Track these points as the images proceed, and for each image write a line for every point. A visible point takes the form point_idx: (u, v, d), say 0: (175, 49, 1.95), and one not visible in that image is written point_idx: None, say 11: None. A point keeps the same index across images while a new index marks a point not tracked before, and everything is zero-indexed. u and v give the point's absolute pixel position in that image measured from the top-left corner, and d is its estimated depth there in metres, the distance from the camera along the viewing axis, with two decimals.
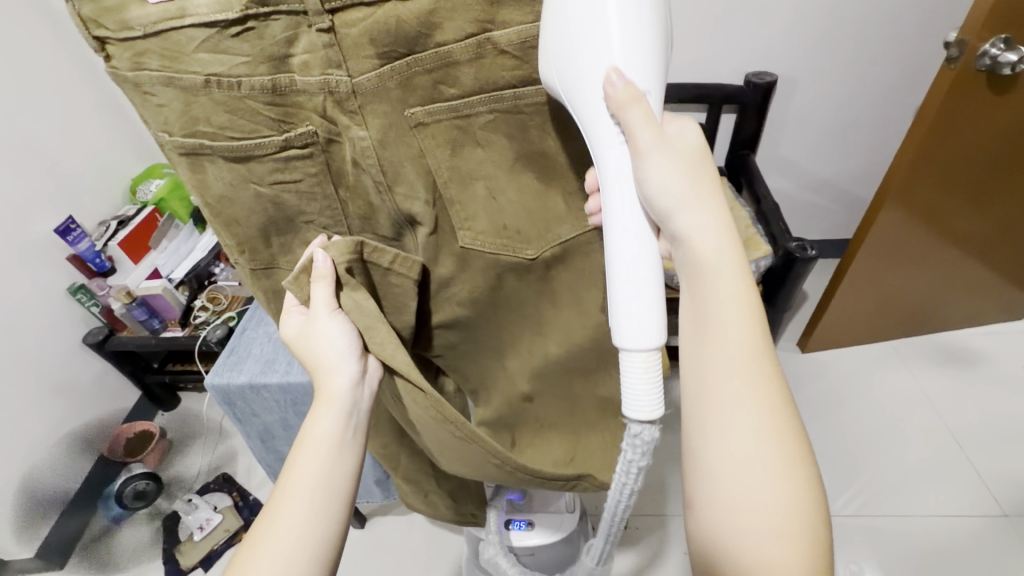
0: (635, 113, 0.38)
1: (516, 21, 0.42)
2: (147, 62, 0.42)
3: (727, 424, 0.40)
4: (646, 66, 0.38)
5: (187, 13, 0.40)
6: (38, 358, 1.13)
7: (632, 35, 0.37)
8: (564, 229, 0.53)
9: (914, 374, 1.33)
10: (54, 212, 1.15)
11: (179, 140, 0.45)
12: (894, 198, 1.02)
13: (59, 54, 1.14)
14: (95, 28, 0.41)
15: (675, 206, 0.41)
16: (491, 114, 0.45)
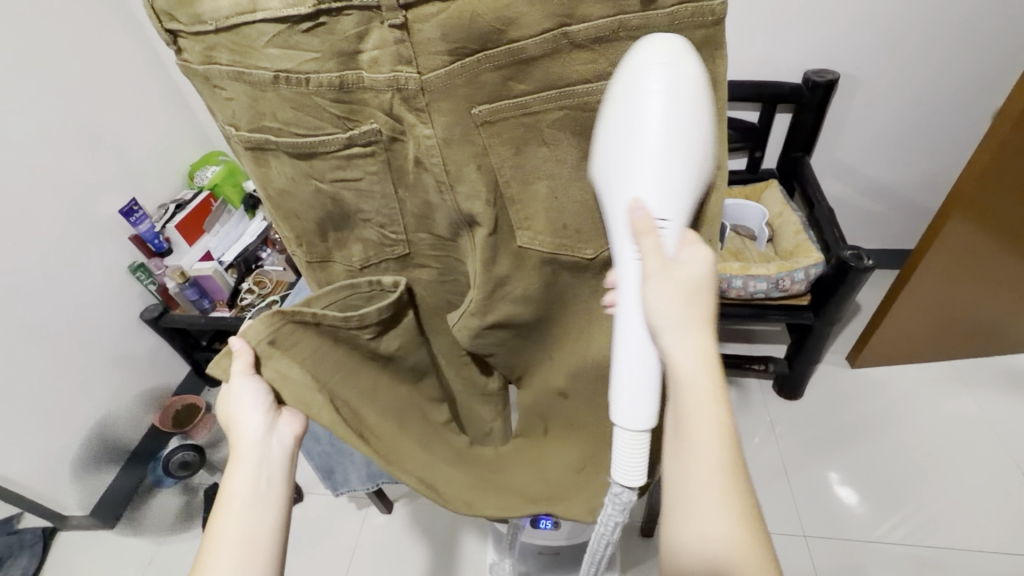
0: (651, 239, 0.42)
1: (595, 15, 0.40)
2: (217, 56, 0.46)
3: (684, 477, 0.44)
4: (670, 190, 0.41)
5: (258, 7, 0.42)
6: (101, 329, 1.20)
7: (666, 162, 0.40)
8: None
9: (977, 397, 1.23)
10: (120, 194, 1.22)
11: (246, 134, 0.51)
12: (961, 211, 0.95)
13: (130, 45, 1.21)
14: (167, 20, 0.46)
15: (675, 321, 0.42)
16: (560, 111, 0.45)
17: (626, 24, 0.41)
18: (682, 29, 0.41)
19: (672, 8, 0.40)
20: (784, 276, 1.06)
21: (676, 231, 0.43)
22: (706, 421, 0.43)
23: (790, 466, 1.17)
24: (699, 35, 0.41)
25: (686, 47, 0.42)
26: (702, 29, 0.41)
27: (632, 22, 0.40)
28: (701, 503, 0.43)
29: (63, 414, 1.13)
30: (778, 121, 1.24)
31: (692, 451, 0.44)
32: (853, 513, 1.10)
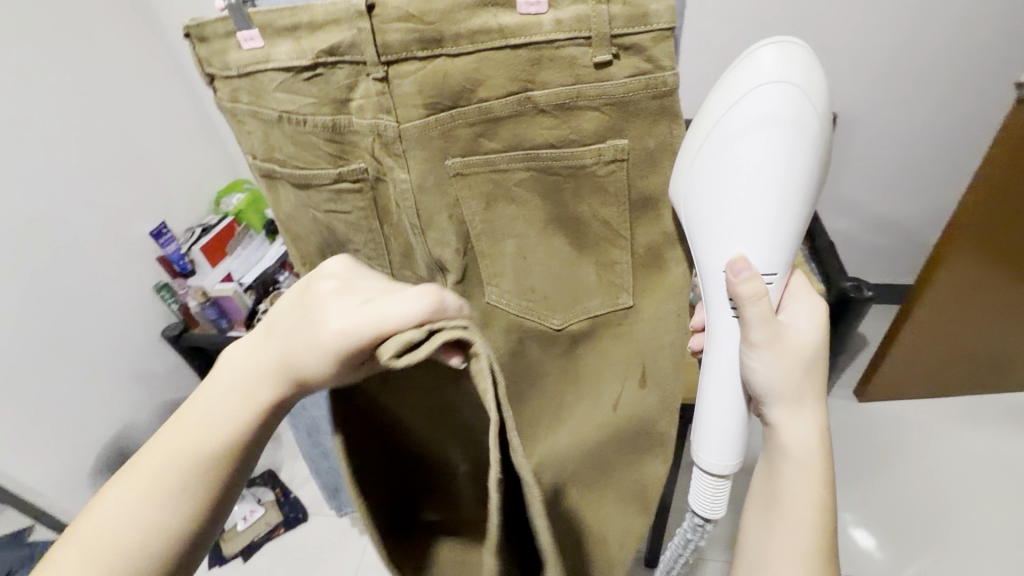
0: (752, 279, 0.47)
1: (554, 82, 0.48)
2: (241, 97, 0.57)
3: (773, 538, 0.48)
4: (775, 236, 0.47)
5: (271, 59, 0.52)
6: (125, 345, 1.26)
7: (775, 202, 0.45)
8: (595, 303, 0.59)
9: (989, 435, 1.21)
10: (152, 218, 1.30)
11: (261, 161, 0.60)
12: (959, 241, 0.98)
13: (171, 85, 1.32)
14: (211, 67, 0.57)
15: (785, 381, 0.48)
16: (526, 170, 0.52)
17: (584, 90, 0.47)
18: (636, 99, 0.48)
19: (625, 80, 0.47)
20: None
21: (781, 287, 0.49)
22: (805, 486, 0.48)
23: None
24: (650, 106, 0.48)
25: (637, 116, 0.48)
26: (652, 97, 0.47)
27: (589, 90, 0.47)
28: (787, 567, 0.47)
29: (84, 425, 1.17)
30: None
31: (783, 512, 0.48)
32: (865, 552, 1.07)
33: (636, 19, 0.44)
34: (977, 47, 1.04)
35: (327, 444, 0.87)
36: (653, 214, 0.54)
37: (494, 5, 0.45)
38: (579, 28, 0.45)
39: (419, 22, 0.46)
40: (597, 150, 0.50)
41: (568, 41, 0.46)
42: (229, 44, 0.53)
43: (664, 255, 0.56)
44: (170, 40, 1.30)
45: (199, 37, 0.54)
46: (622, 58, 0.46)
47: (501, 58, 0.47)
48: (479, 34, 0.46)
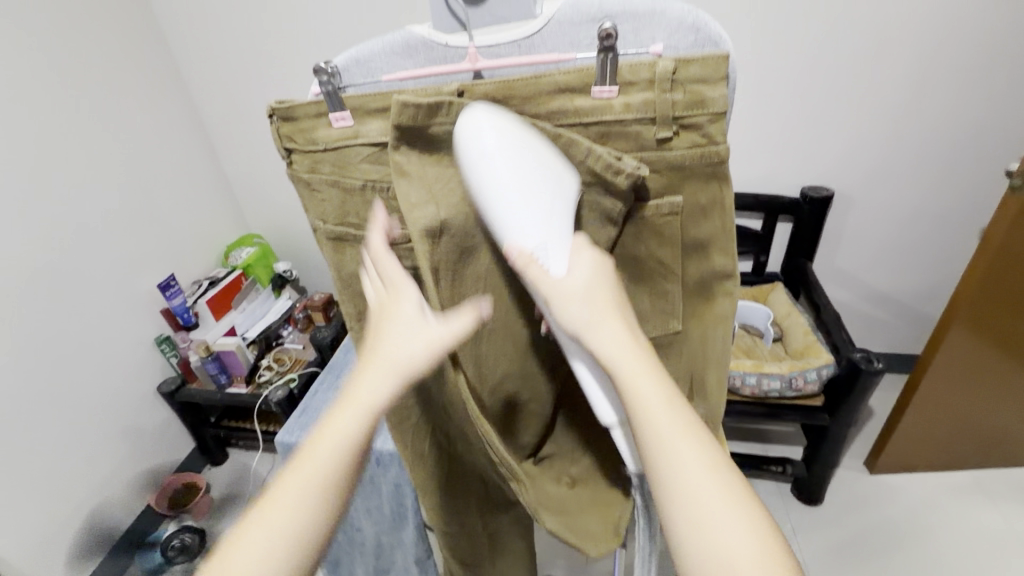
0: (536, 274, 0.37)
1: (623, 152, 0.39)
2: (321, 168, 0.45)
3: (668, 479, 0.35)
4: (540, 214, 0.36)
5: (360, 134, 0.42)
6: (118, 401, 1.21)
7: (531, 191, 0.36)
8: (647, 328, 0.45)
9: (1003, 511, 1.19)
10: (160, 270, 1.29)
11: (331, 228, 0.46)
12: (961, 320, 1.00)
13: (195, 146, 1.36)
14: (286, 141, 0.45)
15: (585, 318, 0.38)
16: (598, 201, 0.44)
17: (646, 158, 0.39)
18: (692, 168, 0.39)
19: (683, 151, 0.39)
20: (797, 375, 1.08)
21: (562, 250, 0.38)
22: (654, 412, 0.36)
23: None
24: (709, 172, 0.39)
25: (695, 180, 0.40)
26: (710, 167, 0.39)
27: (652, 158, 0.39)
28: (703, 510, 0.34)
29: (66, 487, 1.10)
30: (780, 230, 1.33)
31: (662, 464, 0.35)
32: None
33: (694, 103, 0.37)
34: (970, 134, 1.10)
35: None
36: (705, 258, 0.43)
37: (571, 89, 0.37)
38: (644, 108, 0.37)
39: (503, 103, 0.38)
40: (655, 205, 0.40)
41: (635, 119, 0.38)
42: (318, 117, 0.43)
43: (713, 290, 0.44)
44: (196, 102, 1.34)
45: (284, 114, 0.44)
46: (682, 134, 0.38)
47: (574, 133, 0.39)
48: (555, 114, 0.38)
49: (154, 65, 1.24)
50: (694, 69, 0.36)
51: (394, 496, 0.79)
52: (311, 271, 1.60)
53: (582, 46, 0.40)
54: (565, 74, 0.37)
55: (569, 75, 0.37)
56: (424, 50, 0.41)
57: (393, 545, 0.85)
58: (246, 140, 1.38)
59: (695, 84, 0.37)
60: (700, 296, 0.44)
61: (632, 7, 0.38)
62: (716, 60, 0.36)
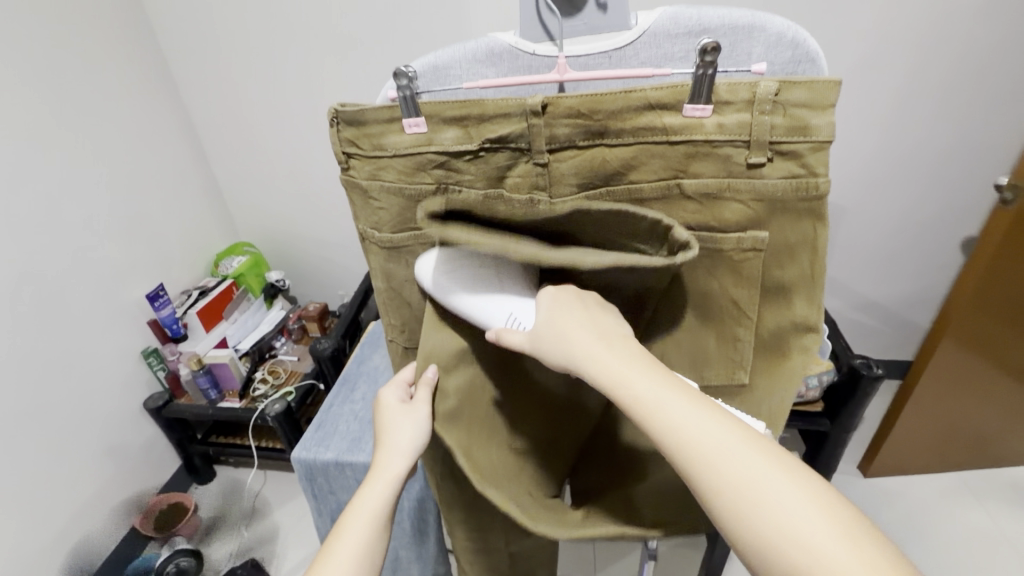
0: (510, 338, 0.42)
1: (708, 173, 0.40)
2: (384, 175, 0.44)
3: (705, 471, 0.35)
4: (506, 291, 0.44)
5: (434, 142, 0.42)
6: (102, 418, 1.14)
7: (492, 283, 0.44)
8: (709, 372, 0.46)
9: (991, 511, 1.23)
10: (147, 280, 1.23)
11: (388, 236, 0.46)
12: (954, 328, 1.03)
13: (185, 151, 1.31)
14: (347, 146, 0.44)
15: (566, 347, 0.41)
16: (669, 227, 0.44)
17: (733, 184, 0.40)
18: (783, 200, 0.39)
19: (776, 180, 0.39)
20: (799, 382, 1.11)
21: (528, 310, 0.44)
22: (641, 385, 0.38)
23: None
24: (802, 208, 0.39)
25: (789, 213, 0.40)
26: (804, 202, 0.39)
27: (739, 184, 0.39)
28: (714, 447, 0.36)
29: (44, 512, 1.03)
30: None
31: (695, 464, 0.36)
32: None
33: (795, 127, 0.37)
34: (959, 150, 1.15)
35: None
36: (787, 303, 0.43)
37: (661, 105, 0.38)
38: (738, 129, 0.38)
39: (588, 117, 0.40)
40: (737, 238, 0.41)
41: (727, 140, 0.38)
42: (389, 124, 0.42)
43: (789, 344, 0.44)
44: (186, 106, 1.29)
45: (350, 118, 0.43)
46: (775, 162, 0.38)
47: (659, 148, 0.40)
48: (642, 130, 0.39)
49: (142, 65, 1.18)
50: (799, 92, 0.36)
51: (415, 510, 0.76)
52: (305, 280, 1.56)
53: (675, 59, 0.42)
54: (655, 91, 0.38)
55: (661, 91, 0.38)
56: (509, 59, 0.43)
57: (411, 561, 0.82)
58: (240, 145, 1.33)
59: (797, 108, 0.37)
60: (775, 348, 0.45)
61: (732, 21, 0.39)
62: (822, 85, 0.36)
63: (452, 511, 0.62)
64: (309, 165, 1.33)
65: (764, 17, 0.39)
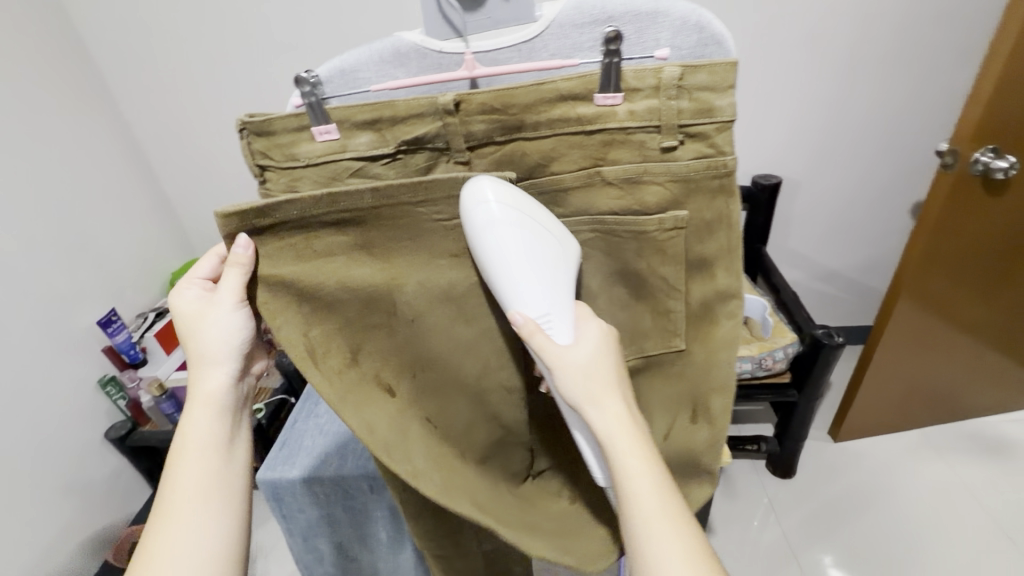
0: (541, 341, 0.40)
1: (625, 159, 0.40)
2: (302, 185, 0.41)
3: (642, 550, 0.37)
4: (556, 284, 0.41)
5: (349, 148, 0.40)
6: (60, 453, 1.09)
7: (549, 267, 0.41)
8: (648, 344, 0.46)
9: (953, 462, 1.28)
10: (99, 306, 1.18)
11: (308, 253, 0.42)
12: (907, 291, 1.06)
13: (128, 167, 1.25)
14: (260, 158, 0.41)
15: (590, 389, 0.40)
16: (590, 232, 0.44)
17: (650, 168, 0.40)
18: (697, 179, 0.40)
19: (689, 161, 0.40)
20: (767, 356, 1.12)
21: (566, 320, 0.41)
22: (638, 474, 0.38)
23: (795, 547, 1.16)
24: (715, 185, 0.41)
25: (702, 193, 0.41)
26: (716, 179, 0.41)
27: (656, 168, 0.40)
28: (670, 561, 0.37)
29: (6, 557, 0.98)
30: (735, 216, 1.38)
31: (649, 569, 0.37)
32: None
33: (702, 110, 0.38)
34: (904, 120, 1.18)
35: (325, 547, 0.77)
36: (710, 275, 0.44)
37: (573, 96, 0.38)
38: (649, 115, 0.38)
39: (502, 112, 0.39)
40: (659, 220, 0.42)
41: (640, 127, 0.39)
42: (299, 131, 0.40)
43: (717, 311, 0.45)
44: (125, 122, 1.23)
45: (259, 128, 0.40)
46: (688, 144, 0.40)
47: (576, 137, 0.40)
48: (558, 122, 0.39)
49: (75, 80, 1.12)
50: (701, 76, 0.37)
51: (390, 519, 0.75)
52: None
53: (584, 48, 0.41)
54: (565, 81, 0.38)
55: (571, 82, 0.38)
56: (417, 58, 0.42)
57: (391, 571, 0.81)
58: (188, 158, 1.28)
59: (701, 91, 0.38)
60: (704, 318, 0.46)
61: (635, 9, 0.39)
62: (723, 68, 0.37)
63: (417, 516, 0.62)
64: None
65: (668, 3, 0.39)
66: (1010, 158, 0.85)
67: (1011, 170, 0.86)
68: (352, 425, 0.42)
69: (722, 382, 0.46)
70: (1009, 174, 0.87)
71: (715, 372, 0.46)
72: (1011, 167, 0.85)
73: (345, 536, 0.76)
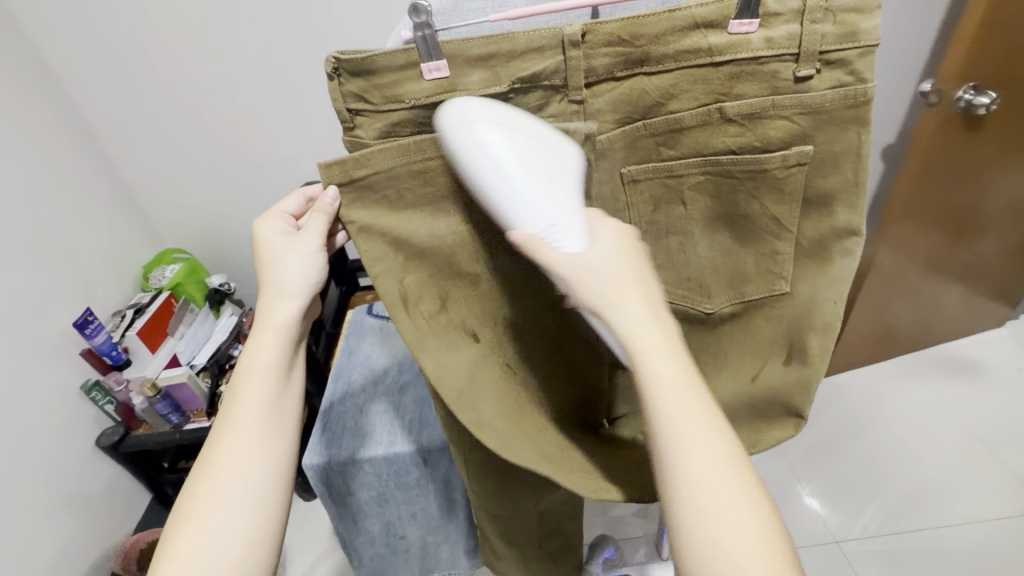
0: (546, 253, 0.38)
1: (749, 94, 0.42)
2: (400, 131, 0.42)
3: (673, 453, 0.36)
4: (562, 196, 0.39)
5: (458, 89, 0.40)
6: (51, 467, 1.01)
7: (549, 179, 0.39)
8: (750, 288, 0.48)
9: (927, 385, 1.40)
10: (72, 306, 1.08)
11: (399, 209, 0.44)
12: (892, 229, 1.12)
13: (83, 154, 1.13)
14: (354, 101, 0.41)
15: (608, 293, 0.38)
16: (702, 175, 0.45)
17: (777, 102, 0.41)
18: (830, 109, 0.41)
19: (825, 90, 0.41)
20: None
21: (575, 225, 0.39)
22: (668, 378, 0.37)
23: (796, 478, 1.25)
24: (850, 116, 0.41)
25: (834, 125, 0.42)
26: (851, 108, 0.41)
27: (784, 100, 0.41)
28: (700, 464, 0.35)
29: None
30: None
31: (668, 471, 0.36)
32: (862, 510, 1.18)
33: (846, 34, 0.39)
34: (883, 64, 1.23)
35: (375, 528, 0.76)
36: (828, 213, 0.45)
37: (706, 24, 0.39)
38: (787, 42, 0.40)
39: (630, 43, 0.40)
40: (782, 157, 0.43)
41: (773, 56, 0.40)
42: (405, 73, 0.39)
43: (831, 250, 0.46)
44: (74, 102, 1.11)
45: (356, 67, 0.39)
46: (825, 72, 0.41)
47: (701, 71, 0.41)
48: (686, 54, 0.40)
49: (14, 55, 0.99)
50: None
51: (442, 492, 0.74)
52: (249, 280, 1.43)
53: None
54: (700, 8, 0.39)
55: (706, 9, 0.39)
56: None
57: (441, 543, 0.81)
58: (150, 140, 1.17)
59: (845, 14, 0.39)
60: (817, 256, 0.46)
61: None
62: None
63: (480, 482, 0.62)
64: (235, 147, 1.20)
65: None
66: (990, 94, 0.90)
67: (990, 106, 0.91)
68: (427, 366, 0.43)
69: (829, 321, 0.47)
70: (988, 110, 0.92)
71: (819, 308, 0.47)
72: (991, 103, 0.91)
73: (396, 514, 0.75)
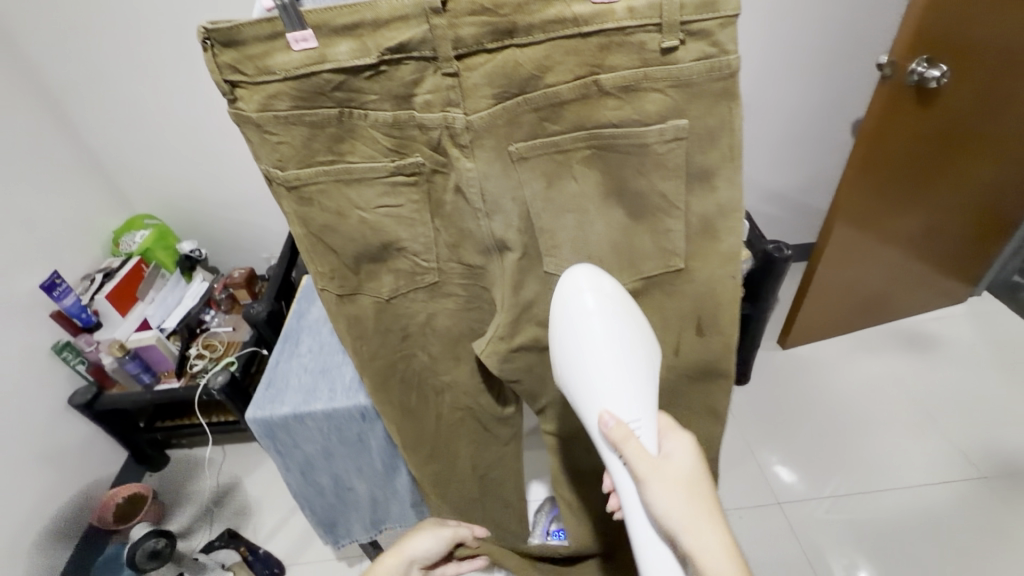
0: (630, 445, 0.49)
1: (621, 66, 0.49)
2: (276, 102, 0.51)
3: None
4: (643, 390, 0.52)
5: (328, 58, 0.49)
6: (24, 423, 1.05)
7: (635, 371, 0.52)
8: (653, 266, 0.59)
9: (882, 359, 1.44)
10: (38, 268, 1.10)
11: (293, 173, 0.54)
12: (848, 202, 1.13)
13: (44, 119, 1.12)
14: (230, 73, 0.50)
15: (687, 519, 0.46)
16: (588, 149, 0.53)
17: (649, 74, 0.49)
18: (699, 81, 0.49)
19: (692, 62, 0.48)
20: None
21: (652, 433, 0.51)
22: None
23: (752, 447, 1.30)
24: (719, 88, 0.49)
25: (706, 96, 0.50)
26: (719, 80, 0.49)
27: (655, 72, 0.49)
28: None
29: None
30: None
31: None
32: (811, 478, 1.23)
33: (705, 6, 0.46)
34: (852, 34, 1.22)
35: (324, 481, 0.80)
36: (710, 186, 0.54)
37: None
38: (650, 13, 0.47)
39: (494, 13, 0.47)
40: (660, 131, 0.51)
41: (638, 26, 0.47)
42: (275, 44, 0.48)
43: (718, 227, 0.56)
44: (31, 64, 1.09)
45: (227, 42, 0.48)
46: (689, 45, 0.48)
47: (571, 45, 0.48)
48: (552, 24, 0.47)
49: None
50: None
51: (385, 447, 0.78)
52: (221, 247, 1.44)
53: None
54: None
55: None
56: None
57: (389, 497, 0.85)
58: (112, 106, 1.17)
59: None
60: (706, 233, 0.57)
61: None
62: None
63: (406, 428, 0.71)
64: (199, 112, 1.19)
65: None
66: (941, 67, 0.91)
67: (941, 80, 0.92)
68: None
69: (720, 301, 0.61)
70: (939, 83, 0.93)
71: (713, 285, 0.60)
72: (942, 76, 0.91)
73: (341, 467, 0.79)
